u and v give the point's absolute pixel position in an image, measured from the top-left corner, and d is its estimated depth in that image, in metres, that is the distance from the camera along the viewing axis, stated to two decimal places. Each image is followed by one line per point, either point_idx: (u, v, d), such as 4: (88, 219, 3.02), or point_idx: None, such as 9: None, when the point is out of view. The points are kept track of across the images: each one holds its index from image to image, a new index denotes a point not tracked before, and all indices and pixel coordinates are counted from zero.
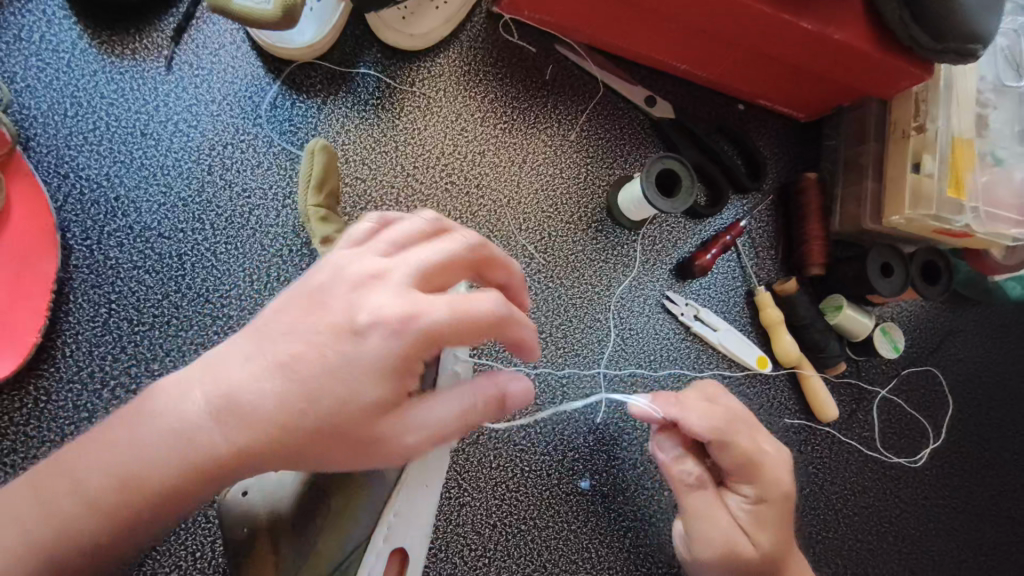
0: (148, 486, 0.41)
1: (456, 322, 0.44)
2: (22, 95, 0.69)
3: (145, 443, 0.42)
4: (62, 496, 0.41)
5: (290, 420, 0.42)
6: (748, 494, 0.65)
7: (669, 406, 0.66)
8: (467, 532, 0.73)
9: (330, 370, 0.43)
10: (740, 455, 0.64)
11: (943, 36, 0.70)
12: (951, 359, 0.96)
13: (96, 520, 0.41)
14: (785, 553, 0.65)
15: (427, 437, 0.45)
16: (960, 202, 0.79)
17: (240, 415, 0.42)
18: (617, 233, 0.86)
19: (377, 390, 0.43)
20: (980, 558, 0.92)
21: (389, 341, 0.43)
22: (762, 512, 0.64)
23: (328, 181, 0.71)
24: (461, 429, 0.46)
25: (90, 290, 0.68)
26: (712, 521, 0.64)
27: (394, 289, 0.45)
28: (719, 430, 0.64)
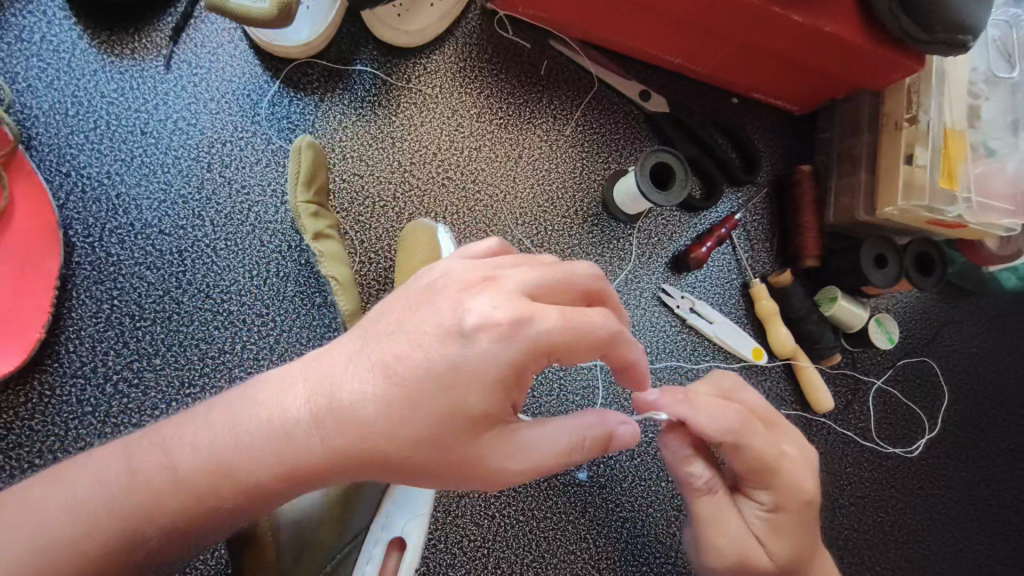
0: (232, 477, 0.43)
1: (569, 336, 0.44)
2: (24, 95, 0.70)
3: (239, 433, 0.44)
4: (153, 475, 0.44)
5: (388, 433, 0.43)
6: (764, 501, 0.62)
7: (681, 404, 0.59)
8: (466, 523, 0.74)
9: (438, 379, 0.43)
10: (758, 460, 0.60)
11: (932, 28, 0.71)
12: (947, 350, 0.97)
13: (179, 502, 0.43)
14: (803, 561, 0.63)
15: (534, 460, 0.47)
16: (953, 192, 0.80)
17: (344, 417, 0.43)
18: (613, 226, 0.87)
19: (484, 401, 0.44)
20: (977, 547, 0.93)
21: (497, 346, 0.43)
22: (780, 520, 0.61)
23: (317, 177, 0.73)
24: (568, 457, 0.48)
25: (93, 287, 0.69)
26: (725, 527, 0.62)
27: (507, 292, 0.45)
28: (736, 433, 0.59)
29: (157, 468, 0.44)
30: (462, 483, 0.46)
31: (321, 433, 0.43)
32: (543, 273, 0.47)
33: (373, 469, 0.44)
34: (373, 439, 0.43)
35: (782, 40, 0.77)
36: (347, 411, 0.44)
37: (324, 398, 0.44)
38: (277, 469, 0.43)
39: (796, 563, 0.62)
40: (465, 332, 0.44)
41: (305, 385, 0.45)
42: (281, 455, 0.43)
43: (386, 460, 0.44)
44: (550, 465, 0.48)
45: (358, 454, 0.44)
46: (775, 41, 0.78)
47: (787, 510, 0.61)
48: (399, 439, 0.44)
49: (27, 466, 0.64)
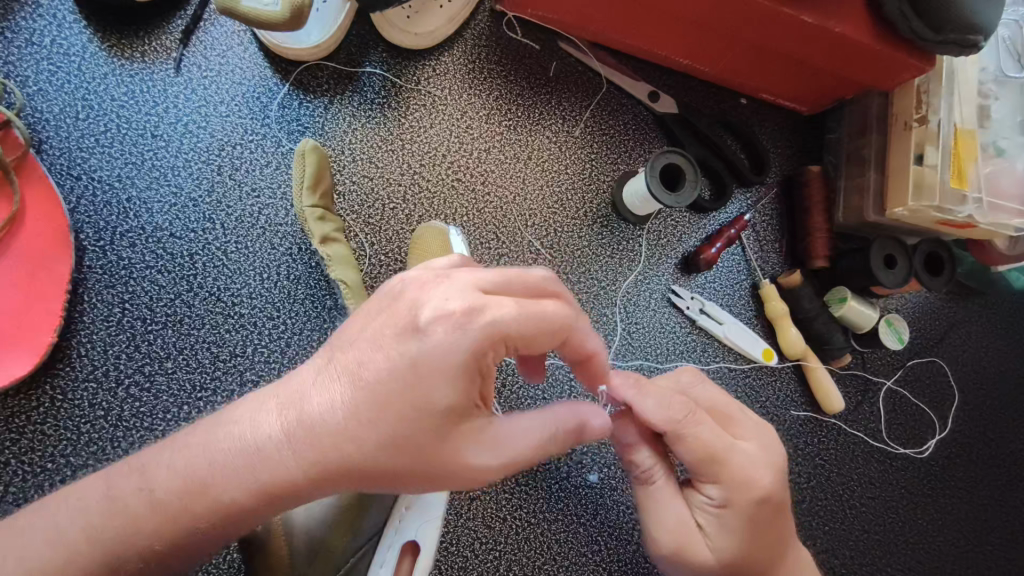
0: (210, 497, 0.43)
1: (524, 324, 0.45)
2: (34, 98, 0.70)
3: (217, 456, 0.44)
4: (127, 496, 0.44)
5: (361, 436, 0.43)
6: (711, 496, 0.59)
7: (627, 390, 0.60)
8: (478, 526, 0.74)
9: (399, 376, 0.43)
10: (702, 452, 0.58)
11: (942, 28, 0.71)
12: (956, 350, 0.97)
13: (156, 524, 0.43)
14: (753, 561, 0.61)
15: (504, 457, 0.46)
16: (963, 192, 0.79)
17: (309, 427, 0.43)
18: (623, 227, 0.87)
19: (450, 394, 0.43)
20: (987, 547, 0.92)
21: (453, 335, 0.43)
22: (727, 518, 0.59)
23: (322, 182, 0.73)
24: (538, 456, 0.48)
25: (104, 290, 0.69)
26: (665, 516, 0.61)
27: (461, 286, 0.45)
28: (677, 424, 0.57)
29: (134, 489, 0.44)
30: (436, 484, 0.45)
31: (301, 448, 0.43)
32: (498, 272, 0.47)
33: (356, 479, 0.44)
34: (351, 444, 0.43)
35: (793, 40, 0.77)
36: (320, 426, 0.43)
37: (298, 413, 0.44)
38: (249, 488, 0.43)
39: (745, 561, 0.60)
40: (418, 326, 0.43)
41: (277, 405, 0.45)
42: (252, 468, 0.43)
43: (368, 466, 0.43)
44: (523, 461, 0.47)
45: (337, 463, 0.43)
46: (786, 43, 0.78)
47: (735, 508, 0.58)
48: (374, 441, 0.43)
49: (40, 470, 0.64)
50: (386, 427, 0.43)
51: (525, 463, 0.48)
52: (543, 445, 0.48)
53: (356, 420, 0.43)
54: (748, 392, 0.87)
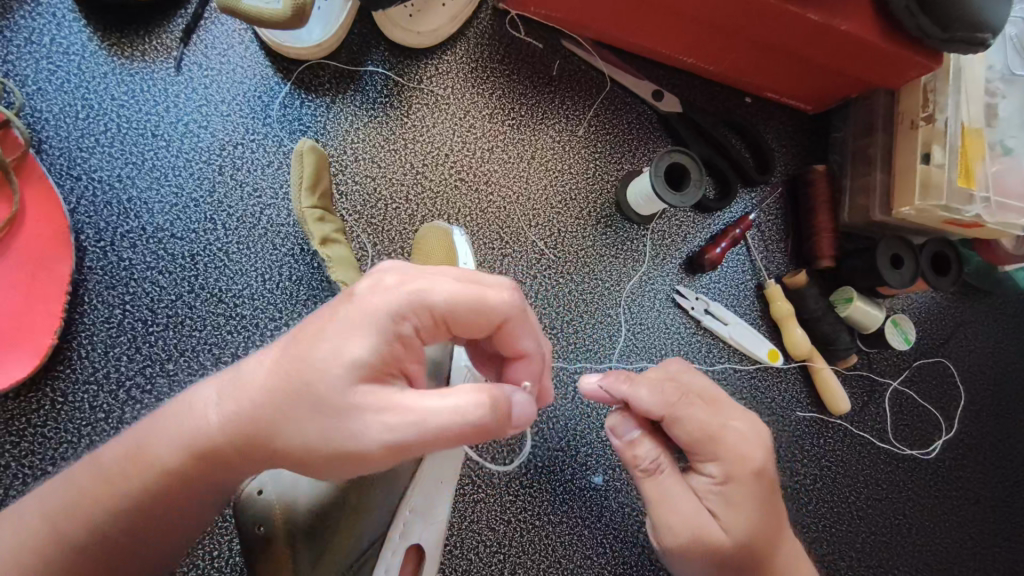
0: (147, 460, 0.48)
1: (449, 295, 0.47)
2: (33, 98, 0.69)
3: (157, 424, 0.49)
4: (79, 474, 0.49)
5: (269, 390, 0.45)
6: (712, 473, 0.59)
7: (622, 383, 0.61)
8: (481, 528, 0.73)
9: (324, 334, 0.45)
10: (699, 430, 0.59)
11: (949, 26, 0.70)
12: (962, 350, 0.96)
13: (100, 493, 0.48)
14: (762, 540, 0.60)
15: (411, 423, 0.43)
16: (971, 192, 0.78)
17: (234, 395, 0.46)
18: (627, 227, 0.86)
19: (363, 349, 0.44)
20: (994, 549, 0.92)
21: (381, 297, 0.46)
22: (730, 493, 0.58)
23: (321, 181, 0.72)
24: (454, 431, 0.43)
25: (105, 291, 0.68)
26: (676, 502, 0.59)
27: (401, 264, 0.49)
28: (673, 406, 0.59)
29: (89, 463, 0.49)
30: (340, 448, 0.44)
31: (225, 411, 0.47)
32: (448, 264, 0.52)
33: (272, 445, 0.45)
34: (262, 399, 0.45)
35: (799, 39, 0.76)
36: (242, 388, 0.46)
37: (230, 384, 0.47)
38: (185, 453, 0.47)
39: (757, 539, 0.59)
40: (351, 292, 0.47)
41: (216, 375, 0.49)
42: (186, 433, 0.47)
43: (274, 423, 0.45)
44: (435, 435, 0.43)
45: (248, 424, 0.45)
46: (793, 41, 0.77)
47: (737, 482, 0.58)
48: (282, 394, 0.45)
49: (40, 473, 0.63)
50: (293, 382, 0.44)
51: (441, 440, 0.43)
52: (459, 420, 0.43)
53: (271, 372, 0.46)
54: (753, 393, 0.86)
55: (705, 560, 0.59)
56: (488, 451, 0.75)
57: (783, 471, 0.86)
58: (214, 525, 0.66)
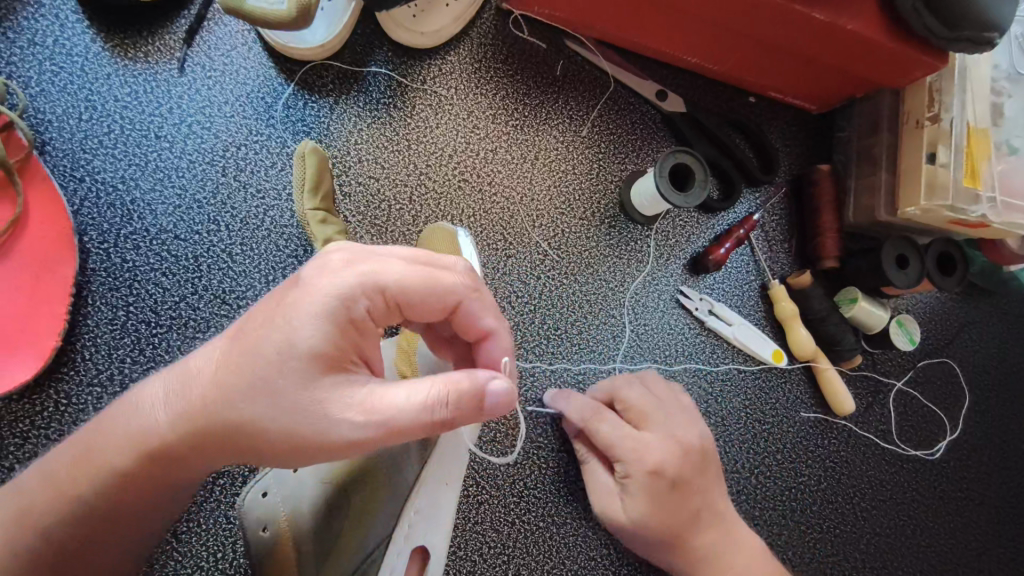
0: (97, 460, 0.49)
1: (400, 277, 0.48)
2: (37, 99, 0.69)
3: (104, 425, 0.50)
4: (31, 479, 0.50)
5: (217, 382, 0.46)
6: (620, 470, 0.67)
7: (573, 396, 0.72)
8: (485, 530, 0.73)
9: (274, 321, 0.45)
10: (615, 436, 0.68)
11: (957, 25, 0.69)
12: (967, 350, 0.95)
13: (51, 496, 0.49)
14: (657, 527, 0.67)
15: (372, 416, 0.44)
16: (977, 191, 0.77)
17: (180, 393, 0.47)
18: (630, 228, 0.86)
19: (316, 338, 0.44)
20: (999, 549, 0.91)
21: (328, 278, 0.46)
22: (630, 486, 0.67)
23: (323, 184, 0.72)
24: (417, 422, 0.44)
25: (108, 293, 0.68)
26: (592, 486, 0.70)
27: (344, 247, 0.49)
28: (598, 415, 0.69)
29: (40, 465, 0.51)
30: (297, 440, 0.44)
31: (172, 407, 0.47)
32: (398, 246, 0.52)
33: (225, 437, 0.46)
34: (208, 392, 0.46)
35: (806, 38, 0.76)
36: (187, 385, 0.47)
37: (177, 380, 0.48)
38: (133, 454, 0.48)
39: (655, 529, 0.67)
40: (297, 276, 0.47)
41: (162, 373, 0.50)
42: (133, 433, 0.48)
43: (222, 409, 0.45)
44: (399, 427, 0.44)
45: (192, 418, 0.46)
46: (799, 40, 0.77)
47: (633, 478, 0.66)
48: (228, 383, 0.45)
49: None
50: (244, 372, 0.45)
51: (410, 433, 0.44)
52: (426, 415, 0.44)
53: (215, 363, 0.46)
54: (757, 394, 0.86)
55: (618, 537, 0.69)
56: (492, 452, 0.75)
57: (788, 471, 0.86)
58: (218, 526, 0.66)
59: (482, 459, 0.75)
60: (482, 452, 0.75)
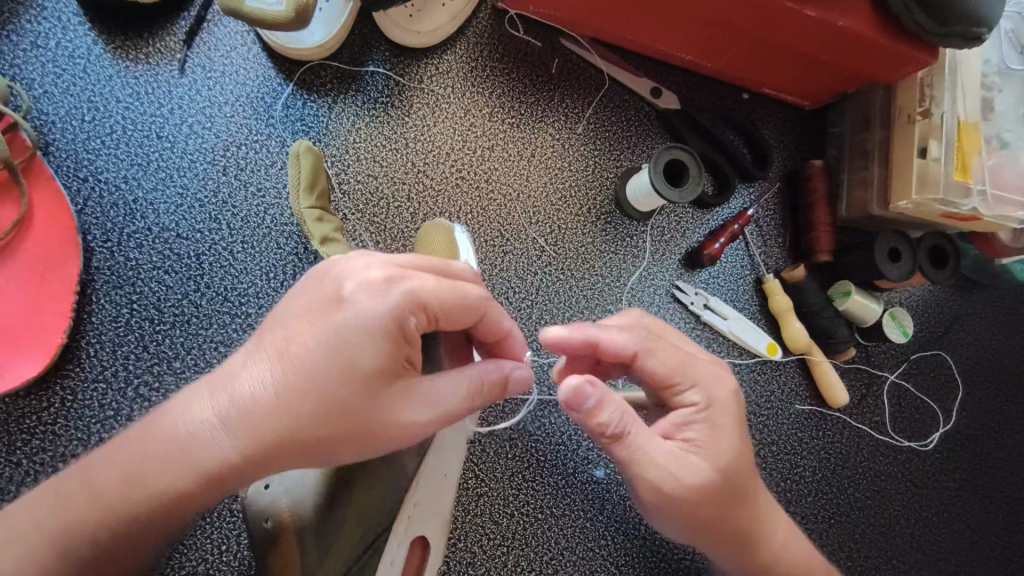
0: (150, 484, 0.48)
1: (440, 295, 0.48)
2: (40, 101, 0.70)
3: (149, 446, 0.48)
4: (73, 492, 0.49)
5: (283, 407, 0.46)
6: (693, 401, 0.61)
7: (592, 336, 0.61)
8: (485, 522, 0.75)
9: (328, 343, 0.46)
10: (673, 360, 0.61)
11: (945, 21, 0.70)
12: (960, 343, 0.97)
13: (101, 517, 0.48)
14: (741, 466, 0.61)
15: (433, 412, 0.48)
16: (968, 185, 0.79)
17: (240, 414, 0.47)
18: (626, 224, 0.87)
19: (375, 358, 0.46)
20: (992, 539, 0.93)
21: (373, 301, 0.46)
22: (712, 418, 0.60)
23: (317, 182, 0.73)
24: (468, 409, 0.50)
25: (112, 291, 0.69)
26: (657, 451, 0.57)
27: (380, 262, 0.49)
28: (644, 343, 0.61)
29: (80, 484, 0.49)
30: (365, 443, 0.48)
31: (234, 433, 0.47)
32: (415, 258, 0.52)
33: (287, 455, 0.47)
34: (273, 417, 0.46)
35: (797, 35, 0.77)
36: (241, 409, 0.47)
37: (228, 400, 0.47)
38: (190, 477, 0.47)
39: (737, 467, 0.60)
40: (340, 298, 0.47)
41: (208, 393, 0.48)
42: (187, 455, 0.47)
43: (299, 434, 0.46)
44: (454, 413, 0.49)
45: (253, 436, 0.46)
46: (791, 37, 0.78)
47: (716, 404, 0.61)
48: (302, 408, 0.46)
49: (51, 470, 0.64)
50: (312, 394, 0.46)
51: (457, 416, 0.50)
52: (470, 403, 0.50)
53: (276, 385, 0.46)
54: (752, 387, 0.87)
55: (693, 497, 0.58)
56: (491, 444, 0.76)
57: (783, 463, 0.87)
58: (222, 519, 0.67)
59: (481, 451, 0.76)
60: (481, 445, 0.76)
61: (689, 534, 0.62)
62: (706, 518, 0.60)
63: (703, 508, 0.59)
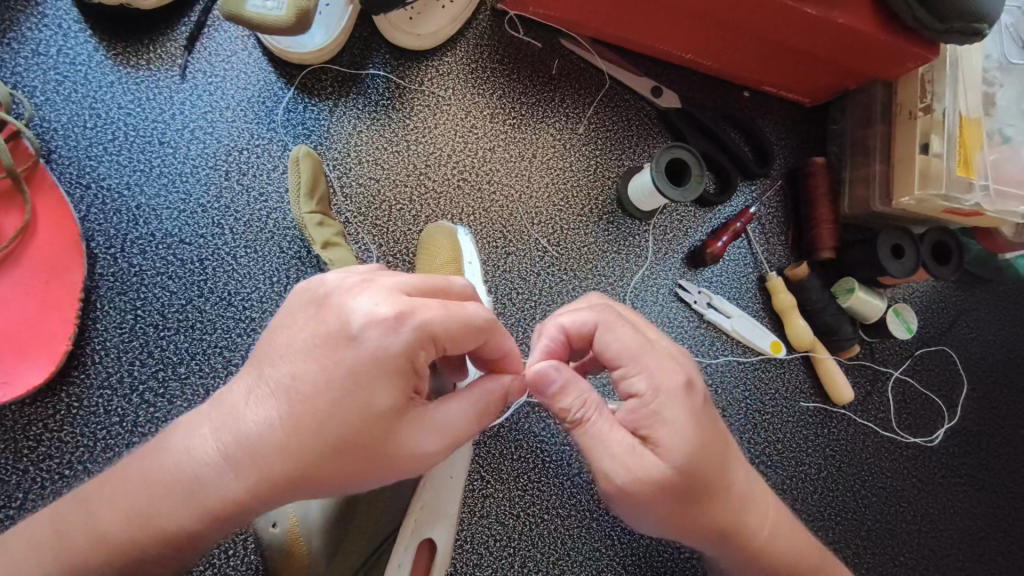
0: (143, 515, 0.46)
1: (450, 329, 0.45)
2: (43, 108, 0.71)
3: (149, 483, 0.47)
4: (71, 530, 0.48)
5: (299, 454, 0.44)
6: (639, 392, 0.52)
7: (549, 329, 0.56)
8: (492, 523, 0.75)
9: (347, 391, 0.44)
10: (631, 340, 0.54)
11: (945, 17, 0.70)
12: (964, 339, 0.97)
13: (101, 557, 0.47)
14: (710, 462, 0.52)
15: (443, 439, 0.47)
16: (970, 180, 0.78)
17: (244, 451, 0.45)
18: (628, 223, 0.87)
19: (392, 396, 0.45)
20: (999, 534, 0.92)
21: (385, 340, 0.44)
22: (660, 407, 0.52)
23: (317, 186, 0.73)
24: (478, 428, 0.50)
25: (117, 297, 0.70)
26: (614, 442, 0.51)
27: (385, 292, 0.45)
28: (607, 319, 0.55)
29: (77, 519, 0.48)
30: (379, 478, 0.46)
31: (232, 470, 0.45)
32: (420, 279, 0.48)
33: (298, 489, 0.45)
34: (284, 459, 0.44)
35: (797, 33, 0.77)
36: (247, 448, 0.45)
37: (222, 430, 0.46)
38: (192, 513, 0.46)
39: (704, 468, 0.52)
40: (354, 338, 0.44)
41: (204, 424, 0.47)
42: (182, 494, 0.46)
43: (311, 474, 0.44)
44: (462, 436, 0.48)
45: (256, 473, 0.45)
46: (790, 35, 0.78)
47: (665, 395, 0.52)
48: (314, 447, 0.44)
49: (58, 476, 0.64)
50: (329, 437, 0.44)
51: (465, 438, 0.49)
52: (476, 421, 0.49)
53: (286, 428, 0.44)
54: (756, 384, 0.87)
55: (650, 500, 0.52)
56: (496, 445, 0.76)
57: (788, 461, 0.87)
58: None
59: (487, 452, 0.76)
60: (486, 446, 0.76)
61: (660, 531, 0.57)
62: (675, 517, 0.54)
63: (667, 508, 0.53)
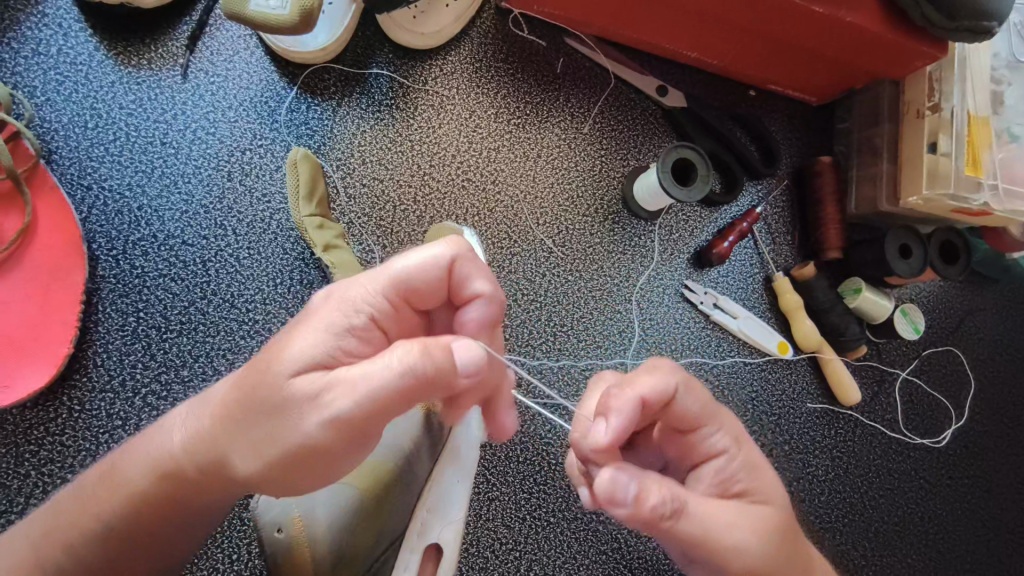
0: (122, 487, 0.48)
1: (401, 271, 0.45)
2: (43, 109, 0.70)
3: (140, 475, 0.48)
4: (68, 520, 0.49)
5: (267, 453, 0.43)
6: (725, 448, 0.53)
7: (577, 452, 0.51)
8: (497, 526, 0.74)
9: None
10: (705, 396, 0.52)
11: (954, 15, 0.69)
12: (971, 339, 0.96)
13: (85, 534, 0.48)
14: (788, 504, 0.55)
15: (346, 396, 0.40)
16: (978, 179, 0.78)
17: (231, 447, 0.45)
18: (634, 223, 0.86)
19: (301, 350, 0.42)
20: (1005, 536, 0.92)
21: (327, 306, 0.44)
22: (746, 459, 0.53)
23: (317, 189, 0.73)
24: (394, 384, 0.40)
25: (119, 300, 0.69)
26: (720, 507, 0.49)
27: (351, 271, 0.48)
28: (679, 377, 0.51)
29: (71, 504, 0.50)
30: (303, 453, 0.42)
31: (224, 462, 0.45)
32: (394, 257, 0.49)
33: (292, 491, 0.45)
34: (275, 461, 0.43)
35: (804, 32, 0.76)
36: (246, 462, 0.43)
37: (202, 417, 0.47)
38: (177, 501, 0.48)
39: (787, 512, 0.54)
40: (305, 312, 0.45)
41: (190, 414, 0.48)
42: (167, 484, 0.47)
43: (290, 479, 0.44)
44: (371, 396, 0.40)
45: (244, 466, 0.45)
46: (797, 33, 0.77)
47: (744, 443, 0.54)
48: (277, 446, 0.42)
49: (59, 481, 0.64)
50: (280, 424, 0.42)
51: (385, 401, 0.40)
52: (388, 374, 0.40)
53: (262, 439, 0.42)
54: (763, 386, 0.87)
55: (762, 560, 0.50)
56: (501, 448, 0.76)
57: (795, 463, 0.86)
58: (233, 528, 0.67)
59: (493, 455, 0.75)
60: (492, 449, 0.75)
61: None
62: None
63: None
